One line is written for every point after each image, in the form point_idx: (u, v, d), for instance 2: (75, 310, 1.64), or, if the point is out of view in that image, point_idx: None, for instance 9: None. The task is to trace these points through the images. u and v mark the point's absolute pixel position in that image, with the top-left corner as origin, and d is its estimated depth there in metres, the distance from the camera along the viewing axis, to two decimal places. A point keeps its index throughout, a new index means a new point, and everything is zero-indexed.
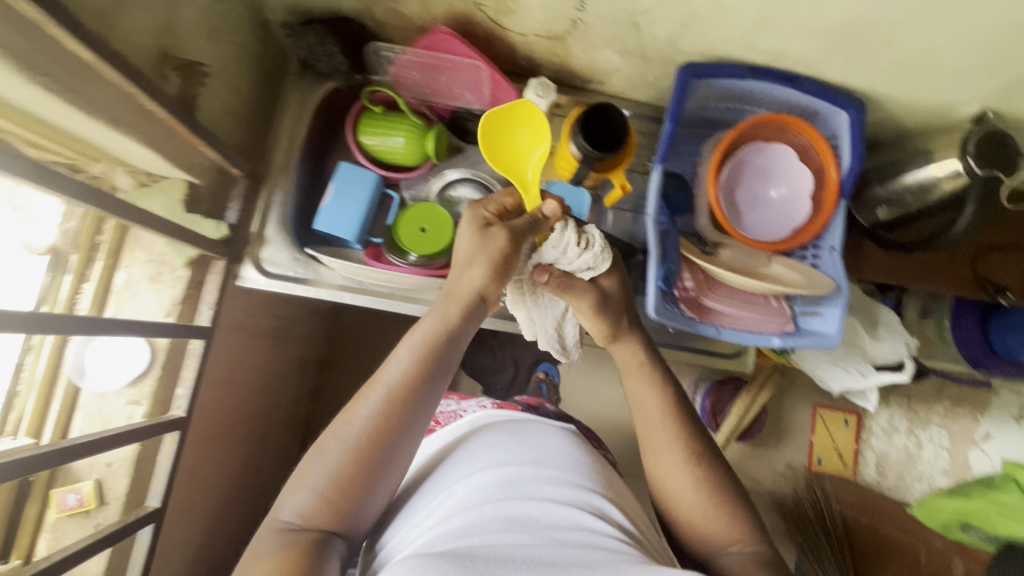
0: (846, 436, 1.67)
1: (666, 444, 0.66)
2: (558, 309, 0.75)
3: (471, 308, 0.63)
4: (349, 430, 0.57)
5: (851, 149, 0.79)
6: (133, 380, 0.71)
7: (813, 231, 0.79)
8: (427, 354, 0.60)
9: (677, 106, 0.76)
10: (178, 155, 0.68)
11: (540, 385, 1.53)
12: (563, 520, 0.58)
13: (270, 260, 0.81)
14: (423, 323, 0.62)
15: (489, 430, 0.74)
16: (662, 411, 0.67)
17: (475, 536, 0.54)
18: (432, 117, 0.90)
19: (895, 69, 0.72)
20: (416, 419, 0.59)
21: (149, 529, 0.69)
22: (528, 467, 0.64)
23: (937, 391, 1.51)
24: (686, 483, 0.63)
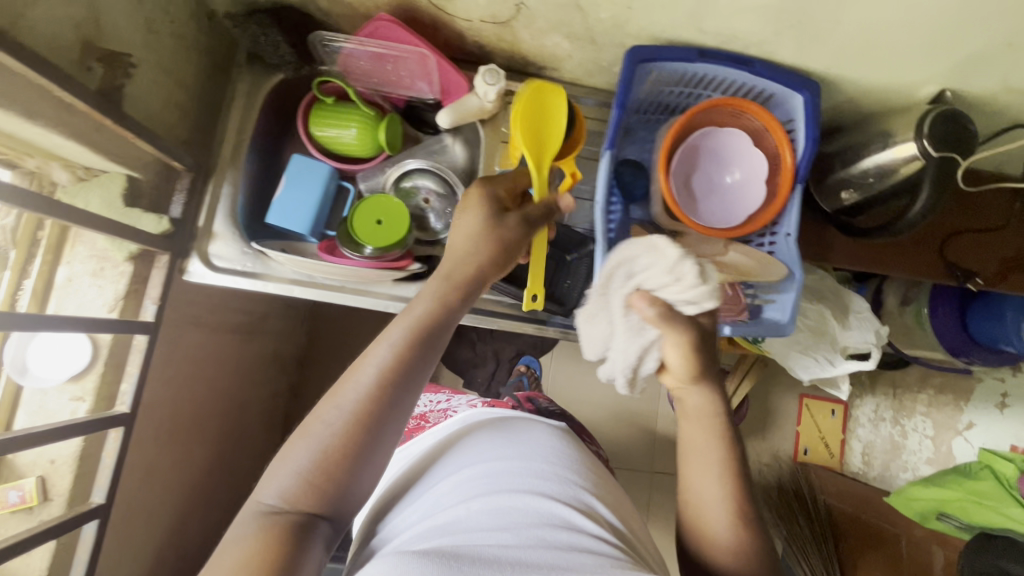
0: (833, 426, 1.70)
1: (701, 462, 0.64)
2: (647, 334, 0.60)
3: (467, 291, 0.62)
4: (339, 409, 0.52)
5: (806, 133, 0.77)
6: (75, 376, 0.70)
7: (767, 218, 0.77)
8: (422, 334, 0.57)
9: (624, 92, 0.75)
10: (112, 148, 0.67)
11: (521, 378, 1.52)
12: (551, 521, 0.57)
13: (218, 254, 0.79)
14: (417, 303, 0.59)
15: (481, 433, 0.74)
16: (709, 428, 0.64)
17: (461, 535, 0.54)
18: (385, 106, 0.90)
19: (846, 49, 0.70)
20: (407, 398, 0.55)
21: (94, 524, 0.69)
22: (517, 465, 0.65)
23: (920, 380, 1.49)
24: (715, 507, 0.61)
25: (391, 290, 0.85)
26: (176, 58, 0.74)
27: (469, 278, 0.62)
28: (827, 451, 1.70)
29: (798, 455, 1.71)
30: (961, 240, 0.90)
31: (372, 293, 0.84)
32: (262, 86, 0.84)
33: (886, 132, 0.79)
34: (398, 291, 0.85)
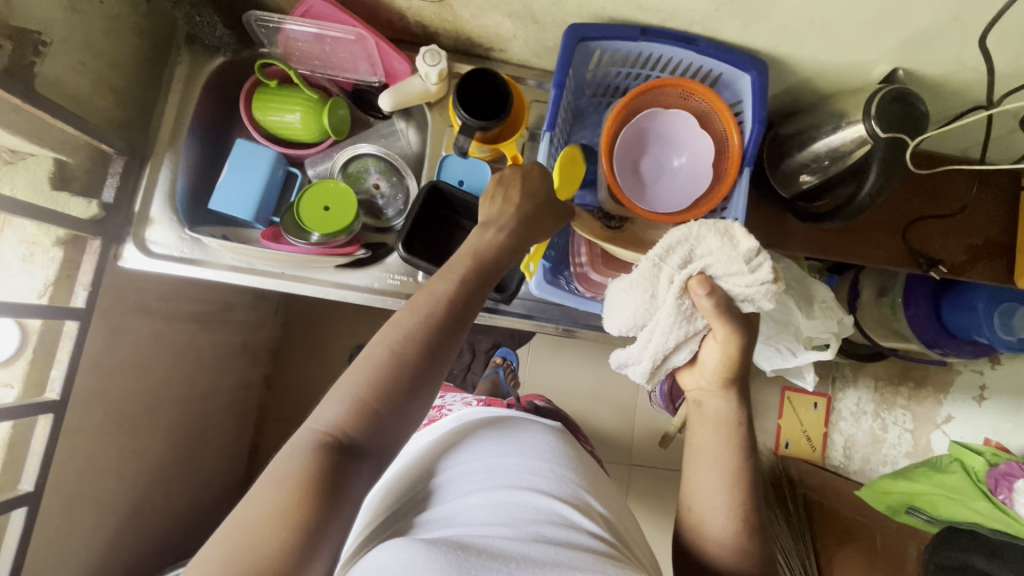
0: (814, 419, 1.61)
1: (712, 469, 0.61)
2: (693, 325, 0.60)
3: (516, 247, 0.61)
4: (393, 341, 0.51)
5: (753, 114, 0.75)
6: (3, 362, 0.69)
7: (713, 202, 0.74)
8: (475, 279, 0.57)
9: (562, 71, 0.72)
10: (33, 130, 0.66)
11: (497, 369, 1.50)
12: (555, 516, 0.56)
13: (154, 241, 0.79)
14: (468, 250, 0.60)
15: (478, 421, 0.71)
16: (724, 432, 0.61)
17: (462, 533, 0.52)
18: (333, 90, 0.89)
19: (789, 27, 0.68)
20: (453, 349, 0.54)
21: (22, 512, 0.69)
22: (521, 459, 0.63)
23: (902, 372, 1.46)
24: (719, 517, 0.59)
25: (333, 277, 0.83)
26: (107, 39, 0.73)
27: (516, 225, 0.62)
28: (808, 445, 1.61)
29: (780, 449, 1.61)
30: (923, 227, 0.87)
31: (313, 280, 0.83)
32: (202, 68, 0.83)
33: (839, 113, 0.76)
34: (340, 279, 0.83)
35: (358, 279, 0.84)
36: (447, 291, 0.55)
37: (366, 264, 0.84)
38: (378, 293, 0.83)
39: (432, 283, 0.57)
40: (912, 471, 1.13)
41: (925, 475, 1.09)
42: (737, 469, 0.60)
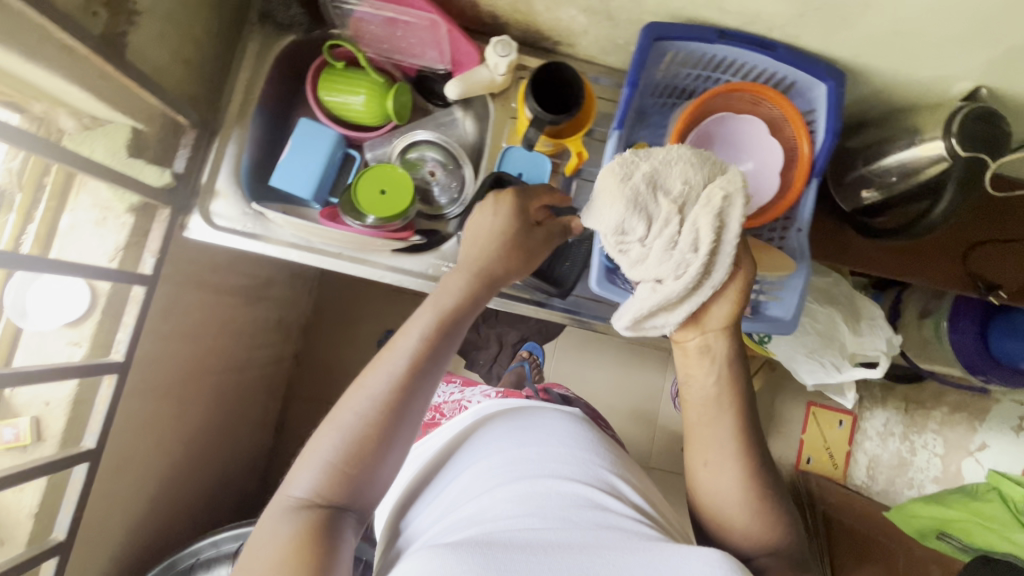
0: (839, 436, 1.63)
1: (718, 425, 0.62)
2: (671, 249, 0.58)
3: (481, 285, 0.64)
4: (362, 403, 0.56)
5: (826, 124, 0.73)
6: (72, 322, 0.71)
7: (777, 211, 0.74)
8: (440, 326, 0.61)
9: (637, 69, 0.71)
10: (118, 97, 0.67)
11: (523, 363, 1.49)
12: (582, 501, 0.56)
13: (219, 213, 0.80)
14: (438, 295, 0.63)
15: (494, 414, 0.72)
16: (720, 393, 0.63)
17: (489, 526, 0.52)
18: (396, 76, 0.88)
19: (874, 36, 0.66)
20: (422, 391, 0.58)
21: (84, 467, 0.71)
22: (539, 449, 0.63)
23: (935, 397, 1.42)
24: (730, 471, 0.61)
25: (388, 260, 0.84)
26: (187, 11, 0.74)
27: (482, 274, 0.64)
28: (830, 462, 1.63)
29: (801, 463, 1.64)
30: (985, 251, 0.85)
31: (368, 263, 0.84)
32: (273, 46, 0.84)
33: (911, 129, 0.75)
34: (393, 263, 0.84)
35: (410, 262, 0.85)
36: (412, 343, 0.59)
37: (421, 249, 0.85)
38: (433, 279, 0.84)
39: (396, 339, 0.60)
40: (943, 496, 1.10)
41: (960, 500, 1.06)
42: (742, 422, 0.62)
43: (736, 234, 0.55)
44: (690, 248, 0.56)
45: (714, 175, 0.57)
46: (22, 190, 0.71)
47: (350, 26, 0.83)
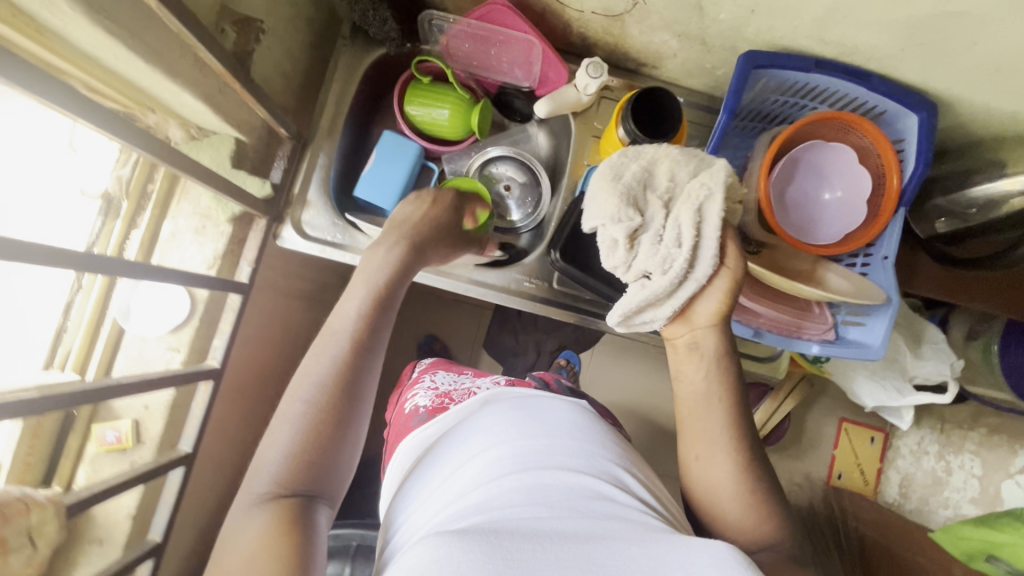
0: (870, 453, 1.52)
1: (710, 416, 0.62)
2: (666, 246, 0.57)
3: (411, 257, 0.64)
4: (309, 384, 0.55)
5: (917, 155, 0.74)
6: (172, 328, 0.72)
7: (865, 239, 0.75)
8: (377, 302, 0.61)
9: (735, 95, 0.72)
10: (230, 110, 0.69)
11: (561, 371, 1.32)
12: (586, 491, 0.56)
13: (310, 223, 0.81)
14: (367, 271, 0.63)
15: (501, 403, 0.71)
16: (711, 388, 0.62)
17: (495, 513, 0.51)
18: (478, 91, 0.88)
19: (976, 72, 0.67)
20: (370, 364, 0.58)
21: (180, 471, 0.73)
22: (548, 440, 0.63)
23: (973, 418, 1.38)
24: (727, 467, 0.60)
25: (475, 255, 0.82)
26: (290, 25, 0.75)
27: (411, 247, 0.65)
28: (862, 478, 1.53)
29: (831, 479, 1.55)
30: None
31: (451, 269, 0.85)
32: (364, 59, 0.85)
33: (999, 163, 0.77)
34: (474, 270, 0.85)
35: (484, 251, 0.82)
36: (349, 323, 0.59)
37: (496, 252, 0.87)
38: (514, 293, 0.85)
39: (336, 317, 0.60)
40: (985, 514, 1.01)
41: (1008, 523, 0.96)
42: (737, 417, 0.62)
43: (718, 224, 0.56)
44: (674, 243, 0.57)
45: (696, 172, 0.58)
46: (128, 198, 0.72)
47: (441, 43, 0.85)
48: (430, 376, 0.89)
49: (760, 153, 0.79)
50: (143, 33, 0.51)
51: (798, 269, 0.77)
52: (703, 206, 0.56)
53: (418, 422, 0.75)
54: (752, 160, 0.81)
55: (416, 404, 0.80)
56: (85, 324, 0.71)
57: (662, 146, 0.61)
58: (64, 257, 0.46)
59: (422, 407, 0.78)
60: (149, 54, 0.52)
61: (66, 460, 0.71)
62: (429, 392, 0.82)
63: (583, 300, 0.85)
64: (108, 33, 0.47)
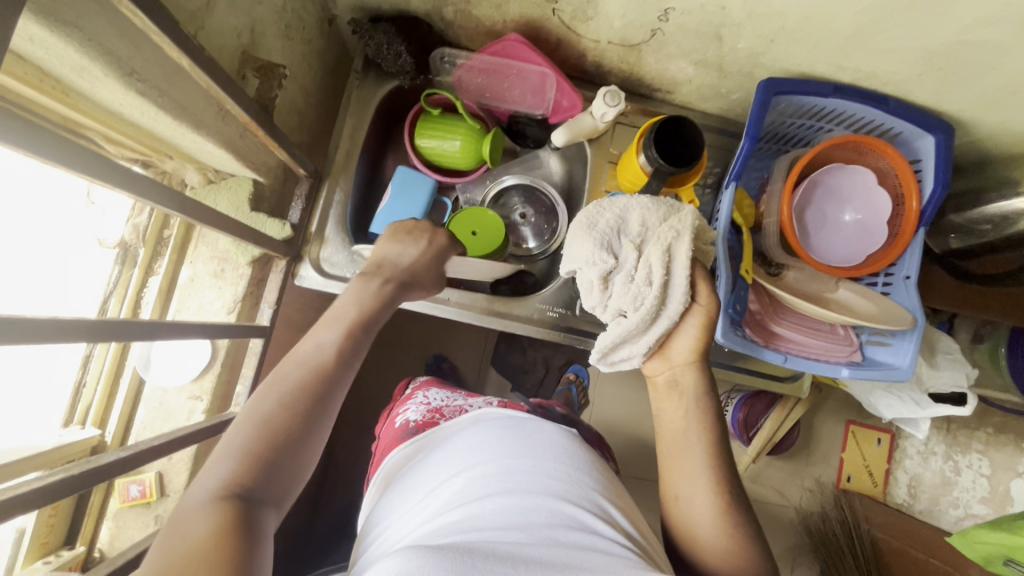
0: (877, 455, 1.52)
1: (690, 450, 0.61)
2: (639, 285, 0.59)
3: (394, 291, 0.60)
4: (275, 394, 0.49)
5: (935, 175, 0.75)
6: (195, 377, 0.71)
7: (888, 260, 0.76)
8: (358, 328, 0.55)
9: (756, 122, 0.72)
10: (249, 153, 0.67)
11: (570, 387, 1.34)
12: (566, 520, 0.54)
13: (328, 260, 0.79)
14: (337, 303, 0.57)
15: (493, 417, 0.69)
16: (692, 422, 0.62)
17: (473, 530, 0.50)
18: (490, 121, 0.87)
19: (993, 95, 0.68)
20: (344, 381, 0.53)
21: None
22: (537, 460, 0.60)
23: (979, 417, 1.31)
24: (706, 508, 0.59)
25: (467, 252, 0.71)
26: (303, 64, 0.74)
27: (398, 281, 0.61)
28: (869, 479, 1.52)
29: (841, 482, 1.54)
30: None
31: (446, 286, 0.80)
32: (377, 92, 0.84)
33: (1011, 181, 0.78)
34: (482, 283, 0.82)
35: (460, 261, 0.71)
36: (319, 340, 0.53)
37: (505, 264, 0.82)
38: (538, 324, 0.85)
39: (315, 330, 0.54)
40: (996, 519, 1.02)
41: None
42: (716, 454, 0.61)
43: (686, 264, 0.58)
44: (646, 282, 0.59)
45: (668, 216, 0.61)
46: (144, 245, 0.71)
47: (454, 75, 0.84)
48: (422, 394, 0.88)
49: (779, 177, 0.80)
50: (170, 89, 0.49)
51: (820, 292, 0.78)
52: (670, 246, 0.58)
53: (408, 436, 0.76)
54: (771, 183, 0.81)
55: (407, 419, 0.81)
56: (104, 376, 0.70)
57: (635, 193, 0.64)
58: (86, 327, 0.43)
59: (412, 422, 0.78)
60: (175, 109, 0.51)
61: (88, 518, 0.70)
62: (421, 407, 0.82)
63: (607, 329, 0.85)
64: (138, 93, 0.46)
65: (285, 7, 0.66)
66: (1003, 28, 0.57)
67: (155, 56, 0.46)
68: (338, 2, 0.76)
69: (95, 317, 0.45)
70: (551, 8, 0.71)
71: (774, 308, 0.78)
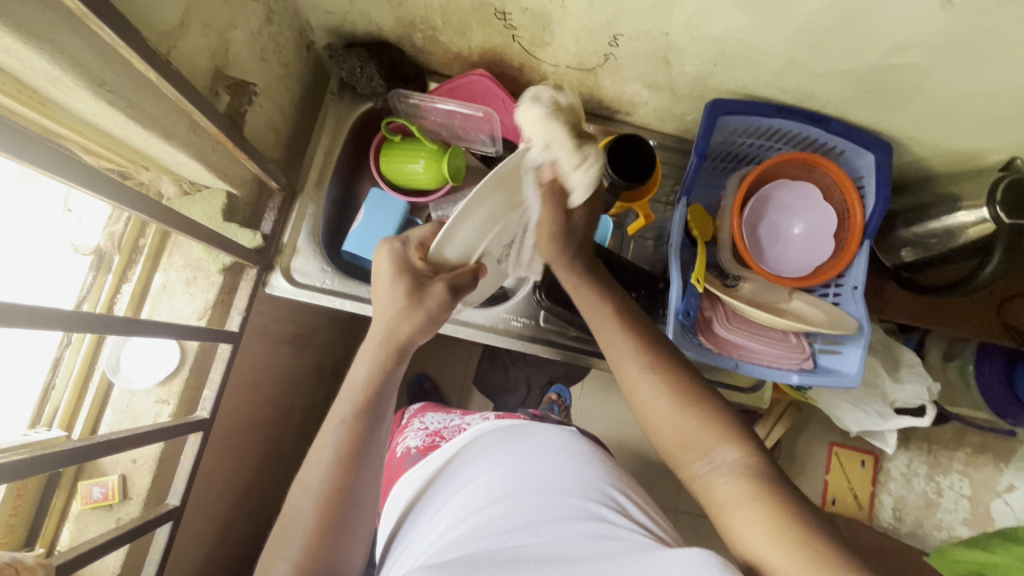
0: (862, 476, 1.45)
1: (615, 341, 0.64)
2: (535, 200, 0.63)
3: (395, 348, 0.60)
4: (316, 475, 0.54)
5: (877, 191, 0.79)
6: (162, 381, 0.73)
7: (835, 270, 0.79)
8: (370, 399, 0.58)
9: (704, 142, 0.78)
10: (222, 166, 0.71)
11: (551, 406, 1.28)
12: (585, 515, 0.56)
13: (299, 270, 0.82)
14: (352, 380, 0.59)
15: (488, 437, 0.70)
16: (617, 318, 0.65)
17: (482, 535, 0.51)
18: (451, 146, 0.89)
19: (923, 115, 0.73)
20: (375, 445, 0.57)
21: (167, 527, 0.71)
22: (545, 463, 0.63)
23: (957, 437, 1.30)
24: (658, 395, 0.60)
25: (466, 229, 0.61)
26: (280, 85, 0.79)
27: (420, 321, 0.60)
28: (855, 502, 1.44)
29: (825, 504, 1.44)
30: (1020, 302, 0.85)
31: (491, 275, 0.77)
32: (351, 112, 0.88)
33: (952, 197, 0.81)
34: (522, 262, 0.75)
35: (458, 246, 0.64)
36: (341, 425, 0.56)
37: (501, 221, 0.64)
38: (501, 332, 0.87)
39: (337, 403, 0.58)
40: (974, 538, 1.01)
41: (1000, 544, 0.92)
42: (643, 342, 0.63)
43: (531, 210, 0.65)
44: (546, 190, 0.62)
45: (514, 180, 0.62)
46: (120, 252, 0.75)
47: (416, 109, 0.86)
48: (419, 420, 0.89)
49: (731, 193, 0.84)
50: (140, 101, 0.53)
51: (775, 302, 0.80)
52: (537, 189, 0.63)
53: (411, 463, 0.75)
54: (725, 197, 0.85)
55: (408, 445, 0.80)
56: (73, 379, 0.73)
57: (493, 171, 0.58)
58: (52, 317, 0.46)
59: (413, 448, 0.78)
60: (145, 119, 0.55)
61: (49, 521, 0.71)
62: (420, 433, 0.83)
63: (573, 339, 0.88)
64: (108, 102, 0.50)
65: (260, 32, 0.71)
66: (920, 52, 0.62)
67: (123, 68, 0.50)
68: (314, 28, 0.81)
69: (69, 310, 0.48)
70: (511, 34, 0.76)
71: (727, 315, 0.81)
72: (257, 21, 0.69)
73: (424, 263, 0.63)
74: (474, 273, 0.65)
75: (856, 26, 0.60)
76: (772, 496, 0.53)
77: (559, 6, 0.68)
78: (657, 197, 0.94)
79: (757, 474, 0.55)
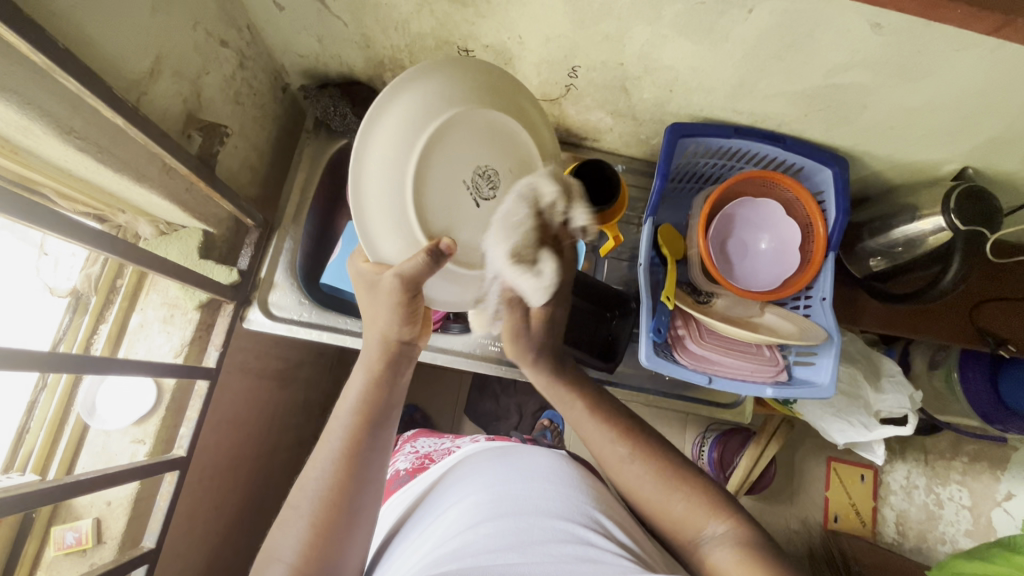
0: (862, 491, 1.33)
1: (597, 436, 0.64)
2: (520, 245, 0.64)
3: (383, 356, 0.61)
4: (314, 482, 0.54)
5: (837, 205, 0.82)
6: (138, 420, 0.74)
7: (802, 283, 0.81)
8: (366, 414, 0.58)
9: (666, 163, 0.80)
10: (197, 205, 0.73)
11: (544, 433, 1.27)
12: (570, 538, 0.55)
13: (276, 304, 0.83)
14: (345, 396, 0.60)
15: (477, 456, 0.71)
16: (593, 417, 0.65)
17: (485, 560, 0.50)
18: None
19: (870, 131, 0.76)
20: (377, 453, 0.58)
21: (142, 570, 0.70)
22: (530, 485, 0.62)
23: (953, 445, 1.28)
24: (646, 479, 0.60)
25: (378, 221, 0.59)
26: (254, 125, 0.82)
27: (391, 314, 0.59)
28: (856, 518, 1.33)
29: (828, 523, 1.33)
30: (990, 308, 0.87)
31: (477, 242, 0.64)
32: (327, 150, 0.91)
33: (911, 208, 0.82)
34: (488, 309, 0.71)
35: (393, 245, 0.60)
36: (343, 422, 0.57)
37: (413, 154, 0.58)
38: (480, 358, 0.88)
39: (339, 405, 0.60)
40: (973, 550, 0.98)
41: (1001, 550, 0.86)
42: (624, 430, 0.64)
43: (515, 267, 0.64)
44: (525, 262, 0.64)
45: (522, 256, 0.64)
46: (96, 293, 0.77)
47: None
48: (411, 443, 0.89)
49: (697, 212, 0.86)
50: (110, 146, 0.56)
51: (747, 317, 0.82)
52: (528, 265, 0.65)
53: (399, 486, 0.74)
54: (691, 216, 0.87)
55: (397, 468, 0.80)
56: (48, 422, 0.73)
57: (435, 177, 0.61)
58: (27, 358, 0.46)
59: (402, 471, 0.78)
60: (117, 163, 0.57)
61: (22, 565, 0.71)
62: (410, 456, 0.82)
63: None
64: (79, 148, 0.52)
65: (233, 76, 0.74)
66: (859, 72, 0.65)
67: (90, 114, 0.52)
68: (288, 72, 0.84)
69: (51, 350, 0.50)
70: None
71: (700, 332, 0.81)
72: (229, 67, 0.72)
73: (370, 266, 0.61)
74: (426, 251, 0.56)
75: (795, 51, 0.63)
76: (763, 551, 0.51)
77: (517, 42, 0.71)
78: (628, 220, 0.97)
79: (748, 540, 0.52)
